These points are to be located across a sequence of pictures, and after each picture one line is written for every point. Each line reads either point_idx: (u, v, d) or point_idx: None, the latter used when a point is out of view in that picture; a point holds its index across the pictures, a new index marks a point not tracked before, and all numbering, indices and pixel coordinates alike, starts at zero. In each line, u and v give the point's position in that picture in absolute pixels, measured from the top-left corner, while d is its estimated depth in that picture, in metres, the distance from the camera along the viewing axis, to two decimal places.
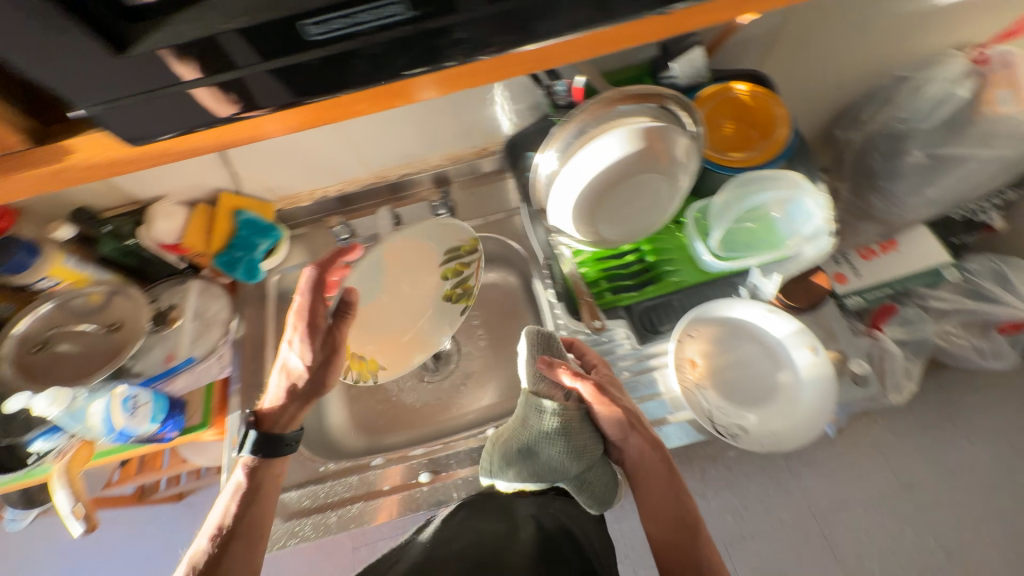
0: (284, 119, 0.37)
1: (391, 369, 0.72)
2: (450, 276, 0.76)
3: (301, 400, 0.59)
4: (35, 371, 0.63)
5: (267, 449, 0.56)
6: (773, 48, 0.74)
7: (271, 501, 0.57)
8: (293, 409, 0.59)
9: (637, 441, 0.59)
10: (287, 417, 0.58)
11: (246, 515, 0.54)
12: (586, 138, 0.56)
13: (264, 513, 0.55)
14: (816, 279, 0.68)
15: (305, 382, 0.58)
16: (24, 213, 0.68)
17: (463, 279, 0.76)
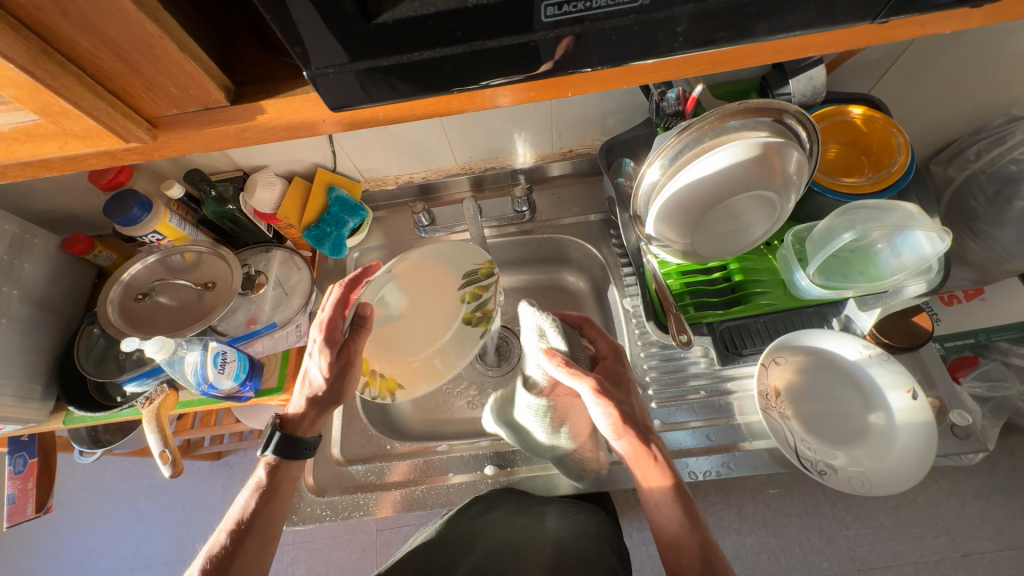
0: (455, 100, 0.32)
1: (410, 388, 0.63)
2: (468, 300, 0.67)
3: (318, 411, 0.60)
4: (136, 319, 0.67)
5: (289, 452, 0.57)
6: (892, 74, 0.70)
7: (285, 502, 0.58)
8: (314, 415, 0.60)
9: (634, 447, 0.54)
10: (298, 426, 0.59)
11: (260, 515, 0.55)
12: (700, 150, 0.53)
13: (277, 512, 0.56)
14: (917, 320, 0.66)
15: (325, 394, 0.59)
16: (140, 170, 0.72)
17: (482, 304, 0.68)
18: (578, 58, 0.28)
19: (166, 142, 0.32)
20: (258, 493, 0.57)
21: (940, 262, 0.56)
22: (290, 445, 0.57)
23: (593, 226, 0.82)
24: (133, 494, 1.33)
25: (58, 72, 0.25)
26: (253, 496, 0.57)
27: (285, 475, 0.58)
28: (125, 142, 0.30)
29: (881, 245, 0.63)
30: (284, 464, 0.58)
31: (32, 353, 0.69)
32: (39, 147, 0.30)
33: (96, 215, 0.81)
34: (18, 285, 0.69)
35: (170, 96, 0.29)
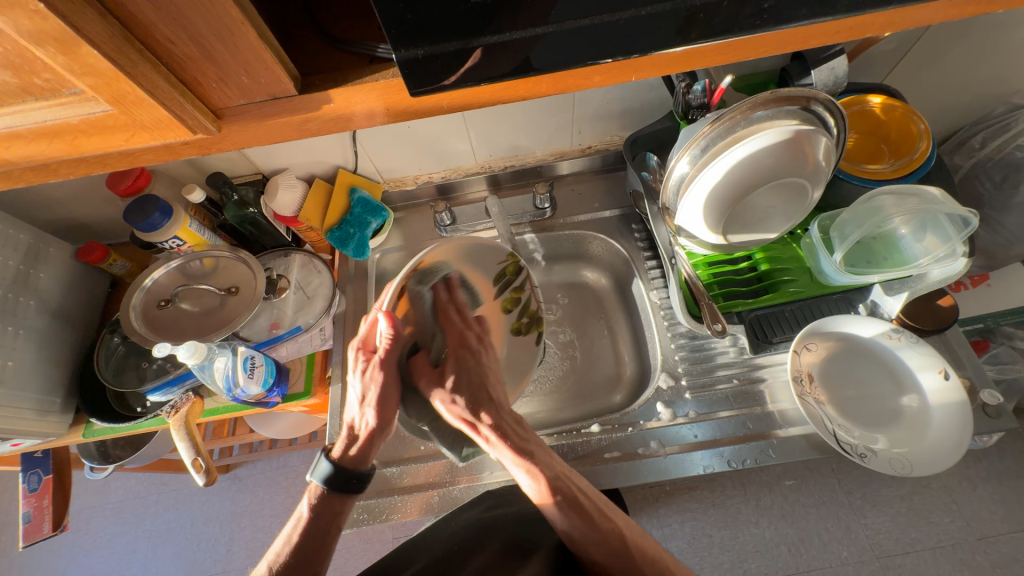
0: (523, 85, 0.32)
1: None
2: (511, 307, 0.68)
3: (379, 438, 0.56)
4: (160, 326, 0.65)
5: (344, 486, 0.53)
6: (904, 63, 0.71)
7: (339, 522, 0.54)
8: (373, 444, 0.56)
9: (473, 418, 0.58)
10: (361, 458, 0.56)
11: (304, 544, 0.51)
12: (732, 139, 0.54)
13: (325, 542, 0.52)
14: (941, 302, 0.68)
15: (370, 429, 0.56)
16: (158, 175, 0.71)
17: (524, 306, 0.70)
18: (658, 38, 0.28)
19: (227, 135, 0.32)
20: (306, 524, 0.52)
21: (966, 243, 0.57)
22: (342, 475, 0.54)
23: (610, 220, 0.82)
24: (140, 512, 1.29)
25: (137, 59, 0.25)
26: (300, 529, 0.52)
27: (332, 508, 0.53)
28: (192, 134, 0.29)
29: (903, 230, 0.64)
30: (328, 497, 0.53)
31: (51, 365, 0.68)
32: (105, 140, 0.29)
33: (110, 223, 0.79)
34: (34, 295, 0.67)
35: (239, 86, 0.29)
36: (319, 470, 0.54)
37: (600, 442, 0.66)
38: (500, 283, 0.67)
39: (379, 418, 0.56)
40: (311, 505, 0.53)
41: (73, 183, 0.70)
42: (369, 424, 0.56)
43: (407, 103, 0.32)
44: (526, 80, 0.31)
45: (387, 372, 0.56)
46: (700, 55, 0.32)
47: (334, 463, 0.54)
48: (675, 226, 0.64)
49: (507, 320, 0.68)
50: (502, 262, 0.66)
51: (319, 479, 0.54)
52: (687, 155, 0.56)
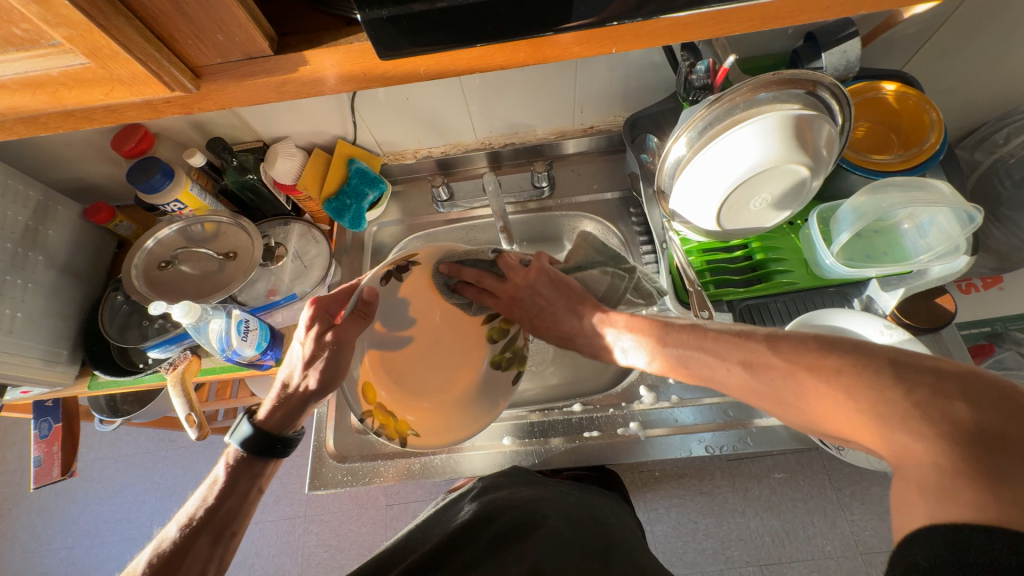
0: (501, 52, 0.32)
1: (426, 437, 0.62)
2: (496, 337, 0.71)
3: (314, 401, 0.56)
4: (160, 286, 0.67)
5: (264, 451, 0.53)
6: (925, 49, 0.68)
7: (253, 505, 0.54)
8: (304, 407, 0.56)
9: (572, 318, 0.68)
10: (284, 423, 0.55)
11: (224, 508, 0.51)
12: (730, 122, 0.53)
13: (243, 507, 0.52)
14: (940, 301, 0.66)
15: (307, 394, 0.55)
16: (162, 138, 0.72)
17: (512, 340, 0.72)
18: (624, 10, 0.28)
19: (207, 94, 0.32)
20: (221, 487, 0.52)
21: (969, 239, 0.56)
22: (266, 435, 0.53)
23: (610, 203, 0.82)
24: (149, 466, 1.36)
25: (109, 11, 0.25)
26: (217, 491, 0.52)
27: (254, 471, 0.53)
28: (169, 91, 0.30)
29: (905, 224, 0.62)
30: (247, 459, 0.53)
31: (59, 319, 0.71)
32: (86, 94, 0.30)
33: (119, 186, 0.81)
34: (44, 251, 0.70)
35: (215, 43, 0.29)
36: (238, 432, 0.54)
37: (581, 420, 0.68)
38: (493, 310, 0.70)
39: (318, 383, 0.54)
40: (227, 467, 0.53)
41: (79, 143, 0.71)
42: (307, 385, 0.55)
43: (383, 70, 0.32)
44: (499, 48, 0.31)
45: (340, 338, 0.55)
46: (675, 28, 0.32)
47: (256, 426, 0.54)
48: (669, 210, 0.64)
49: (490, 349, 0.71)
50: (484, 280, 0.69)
51: (239, 441, 0.53)
52: (684, 136, 0.55)
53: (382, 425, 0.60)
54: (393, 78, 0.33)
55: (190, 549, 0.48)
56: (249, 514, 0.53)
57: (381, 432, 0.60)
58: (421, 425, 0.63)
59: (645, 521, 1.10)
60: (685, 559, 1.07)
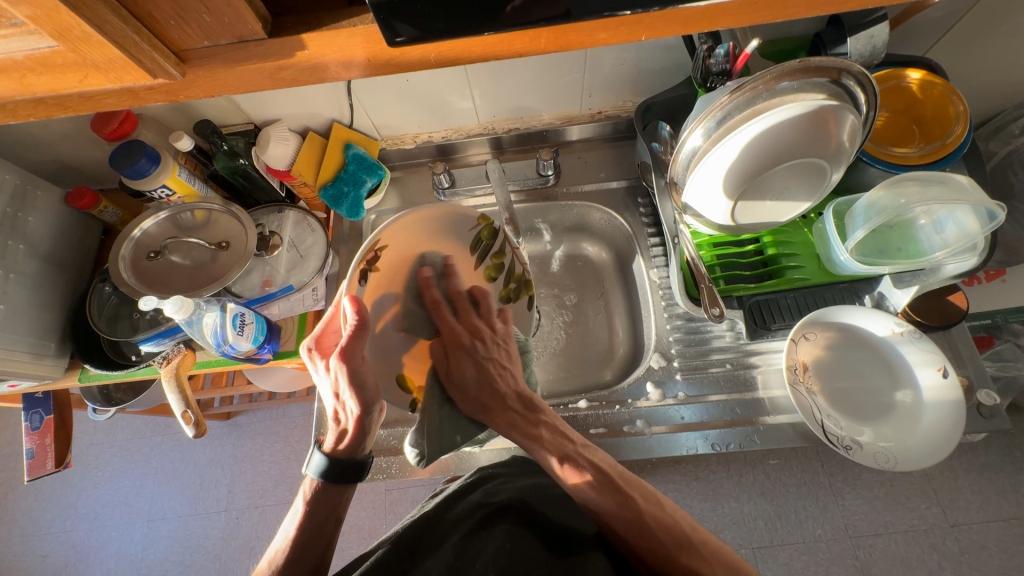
0: (519, 39, 0.29)
1: None
2: (494, 275, 0.67)
3: (368, 422, 0.54)
4: (150, 278, 0.64)
5: (341, 476, 0.54)
6: (951, 35, 0.65)
7: (338, 522, 0.55)
8: (365, 430, 0.54)
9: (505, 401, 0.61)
10: (354, 447, 0.55)
11: (306, 534, 0.53)
12: (751, 114, 0.50)
13: (326, 529, 0.53)
14: (951, 298, 0.66)
15: (355, 423, 0.53)
16: (145, 120, 0.67)
17: (511, 272, 0.68)
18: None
19: (194, 81, 0.30)
20: (301, 518, 0.53)
21: (988, 236, 0.54)
22: (335, 466, 0.54)
23: (616, 192, 0.79)
24: (145, 451, 1.35)
25: None
26: (298, 524, 0.53)
27: (331, 497, 0.54)
28: (151, 78, 0.27)
29: (922, 220, 0.60)
30: (326, 488, 0.54)
31: (44, 310, 0.68)
32: (57, 80, 0.27)
33: (101, 168, 0.77)
34: (23, 239, 0.66)
35: (201, 24, 0.26)
36: (314, 464, 0.55)
37: (587, 417, 0.67)
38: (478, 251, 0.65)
39: (360, 405, 0.52)
40: (306, 501, 0.54)
41: (55, 124, 0.67)
42: (351, 412, 0.53)
43: (389, 55, 0.30)
44: (517, 35, 0.29)
45: (353, 361, 0.51)
46: (703, 17, 0.30)
47: (329, 456, 0.54)
48: (681, 203, 0.61)
49: (496, 287, 0.67)
50: (475, 228, 0.64)
51: (316, 472, 0.54)
52: (701, 127, 0.52)
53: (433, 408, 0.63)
54: (400, 66, 0.31)
55: (288, 574, 0.51)
56: (336, 534, 0.54)
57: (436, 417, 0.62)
58: None
59: None
60: None
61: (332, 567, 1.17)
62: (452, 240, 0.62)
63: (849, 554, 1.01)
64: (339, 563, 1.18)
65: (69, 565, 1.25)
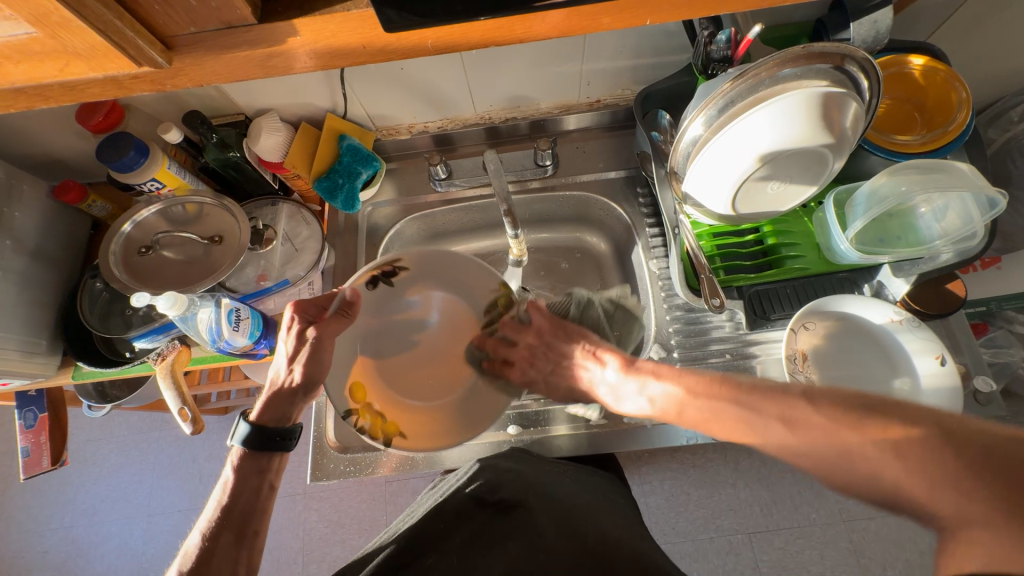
0: (521, 24, 0.28)
1: (411, 441, 0.59)
2: (497, 345, 0.66)
3: (301, 398, 0.56)
4: (141, 273, 0.63)
5: (264, 444, 0.52)
6: (954, 20, 0.64)
7: (269, 502, 0.52)
8: (297, 403, 0.55)
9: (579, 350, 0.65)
10: (281, 416, 0.54)
11: (239, 504, 0.50)
12: (755, 101, 0.49)
13: (259, 501, 0.50)
14: (950, 287, 0.66)
15: (293, 392, 0.55)
16: (132, 111, 0.66)
17: (516, 350, 0.66)
18: None
19: (181, 69, 0.28)
20: (231, 485, 0.51)
21: (987, 225, 0.55)
22: (261, 434, 0.52)
23: (615, 182, 0.78)
24: (143, 446, 1.34)
25: None
26: (226, 490, 0.50)
27: (258, 468, 0.52)
28: (136, 66, 0.26)
29: (922, 208, 0.60)
30: (252, 457, 0.52)
31: (34, 307, 0.66)
32: (38, 69, 0.26)
33: (88, 161, 0.75)
34: (9, 235, 0.65)
35: (188, 9, 0.25)
36: (237, 433, 0.52)
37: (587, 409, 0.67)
38: (491, 314, 0.67)
39: (304, 376, 0.55)
40: (234, 467, 0.51)
41: (38, 116, 0.65)
42: (293, 380, 0.55)
43: (384, 41, 0.29)
44: (515, 21, 0.28)
45: (323, 335, 0.56)
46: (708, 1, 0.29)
47: (253, 424, 0.52)
48: (682, 192, 0.60)
49: (489, 356, 0.66)
50: (496, 293, 0.66)
51: (239, 441, 0.52)
52: (702, 115, 0.51)
53: (368, 425, 0.58)
54: (394, 52, 0.30)
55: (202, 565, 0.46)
56: (266, 511, 0.51)
57: (365, 433, 0.58)
58: (411, 430, 0.60)
59: (640, 494, 1.11)
60: (677, 530, 1.08)
61: (333, 558, 1.18)
62: (457, 294, 0.67)
63: (843, 538, 1.03)
64: (341, 554, 1.18)
65: (70, 560, 1.25)
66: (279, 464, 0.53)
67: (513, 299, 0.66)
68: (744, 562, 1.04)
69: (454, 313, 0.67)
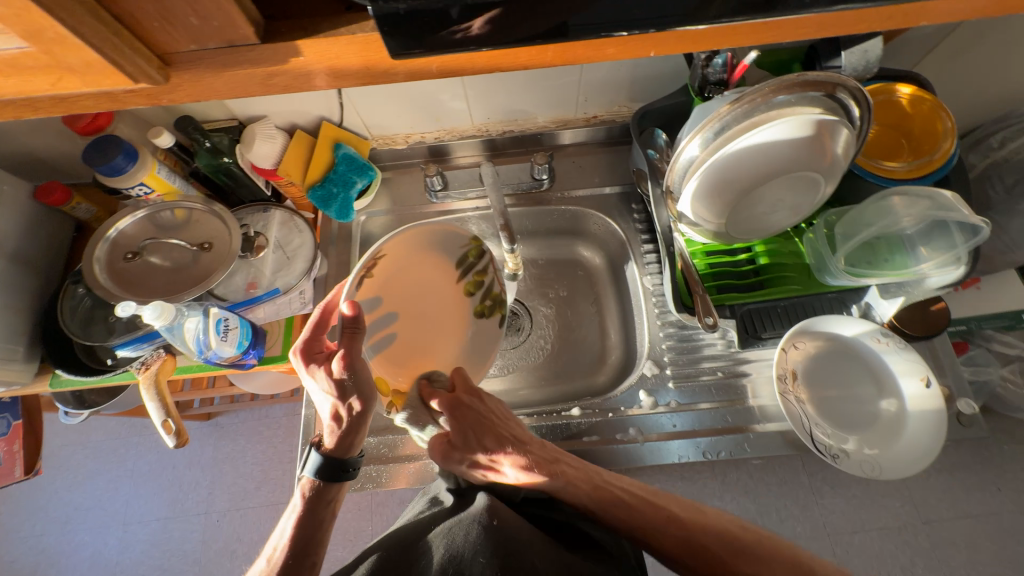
0: (528, 53, 0.29)
1: None
2: (472, 290, 0.68)
3: (356, 429, 0.52)
4: (127, 280, 0.61)
5: (333, 476, 0.52)
6: (941, 52, 0.66)
7: (332, 517, 0.53)
8: (353, 435, 0.53)
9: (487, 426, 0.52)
10: (344, 447, 0.53)
11: (302, 536, 0.50)
12: (750, 125, 0.50)
13: (321, 531, 0.51)
14: (934, 309, 0.67)
15: (350, 420, 0.52)
16: (122, 114, 0.64)
17: (489, 289, 0.69)
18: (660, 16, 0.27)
19: (179, 85, 0.28)
20: (299, 516, 0.51)
21: (971, 251, 0.55)
22: (331, 465, 0.52)
23: (610, 197, 0.79)
24: (121, 452, 1.30)
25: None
26: (295, 523, 0.51)
27: (329, 496, 0.52)
28: (133, 82, 0.26)
29: (909, 233, 0.61)
30: (320, 488, 0.52)
31: (12, 313, 0.64)
32: (28, 82, 0.26)
33: (73, 163, 0.73)
34: None
35: (188, 27, 0.25)
36: (309, 462, 0.52)
37: (579, 424, 0.67)
38: (463, 267, 0.67)
39: (360, 400, 0.51)
40: (303, 496, 0.52)
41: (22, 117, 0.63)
42: (350, 406, 0.51)
43: (388, 64, 0.29)
44: (517, 51, 0.28)
45: (351, 351, 0.50)
46: (711, 35, 0.30)
47: (322, 453, 0.52)
48: (676, 212, 0.61)
49: (470, 303, 0.68)
50: (463, 246, 0.67)
51: (311, 472, 0.52)
52: (699, 137, 0.51)
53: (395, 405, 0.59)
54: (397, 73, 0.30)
55: None
56: (324, 538, 0.51)
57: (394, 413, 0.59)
58: None
59: None
60: None
61: None
62: (438, 257, 0.66)
63: (827, 551, 1.03)
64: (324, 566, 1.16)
65: (39, 571, 1.20)
66: (345, 490, 0.53)
67: (482, 249, 0.68)
68: None
69: (438, 273, 0.66)
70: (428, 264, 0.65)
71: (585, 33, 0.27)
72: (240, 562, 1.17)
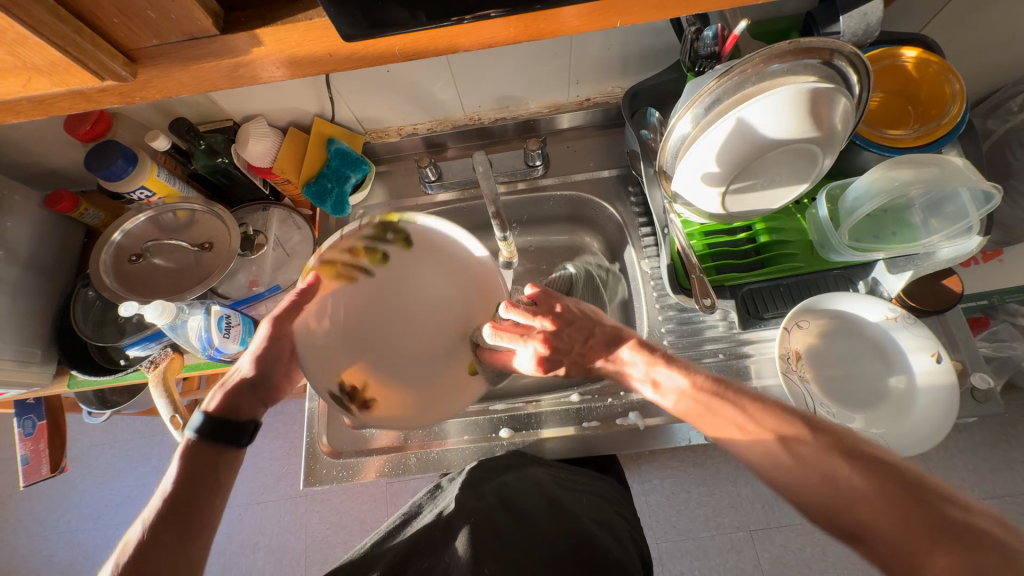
0: (485, 30, 0.31)
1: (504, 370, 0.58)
2: (379, 250, 0.54)
3: (251, 397, 0.52)
4: (132, 281, 0.63)
5: (217, 435, 0.49)
6: (948, 11, 0.63)
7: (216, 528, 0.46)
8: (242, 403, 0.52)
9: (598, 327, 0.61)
10: (230, 407, 0.51)
11: (186, 491, 0.46)
12: (740, 97, 0.48)
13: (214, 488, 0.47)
14: (946, 283, 0.65)
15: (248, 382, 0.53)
16: (120, 119, 0.66)
17: (380, 229, 0.54)
18: None
19: (148, 82, 0.31)
20: (170, 491, 0.46)
21: (985, 219, 0.53)
22: (213, 424, 0.49)
23: (607, 181, 0.77)
24: (145, 451, 1.35)
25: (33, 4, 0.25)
26: (176, 474, 0.47)
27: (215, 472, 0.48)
28: (98, 79, 0.29)
29: (918, 203, 0.58)
30: (203, 449, 0.48)
31: (28, 318, 0.67)
32: (1, 84, 0.29)
33: (80, 170, 0.75)
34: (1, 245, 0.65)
35: (148, 22, 0.28)
36: (191, 422, 0.50)
37: (579, 411, 0.66)
38: (343, 270, 0.53)
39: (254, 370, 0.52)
40: (182, 463, 0.47)
41: (26, 127, 0.65)
42: (243, 372, 0.53)
43: (350, 49, 0.31)
44: (465, 29, 0.31)
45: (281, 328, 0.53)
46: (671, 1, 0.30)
47: (206, 413, 0.50)
48: (671, 191, 0.60)
49: (400, 249, 0.54)
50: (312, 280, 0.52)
51: (191, 430, 0.49)
52: (689, 113, 0.51)
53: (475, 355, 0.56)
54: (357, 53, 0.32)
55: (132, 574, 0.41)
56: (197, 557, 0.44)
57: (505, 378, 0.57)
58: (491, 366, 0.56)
59: (640, 493, 1.10)
60: (677, 527, 1.07)
61: (335, 558, 1.18)
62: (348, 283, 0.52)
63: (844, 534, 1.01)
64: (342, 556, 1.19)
65: (77, 564, 1.27)
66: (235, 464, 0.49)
67: (324, 256, 0.53)
68: (744, 560, 1.03)
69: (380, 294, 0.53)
70: (342, 294, 0.52)
71: (531, 9, 0.29)
72: (263, 552, 1.21)
